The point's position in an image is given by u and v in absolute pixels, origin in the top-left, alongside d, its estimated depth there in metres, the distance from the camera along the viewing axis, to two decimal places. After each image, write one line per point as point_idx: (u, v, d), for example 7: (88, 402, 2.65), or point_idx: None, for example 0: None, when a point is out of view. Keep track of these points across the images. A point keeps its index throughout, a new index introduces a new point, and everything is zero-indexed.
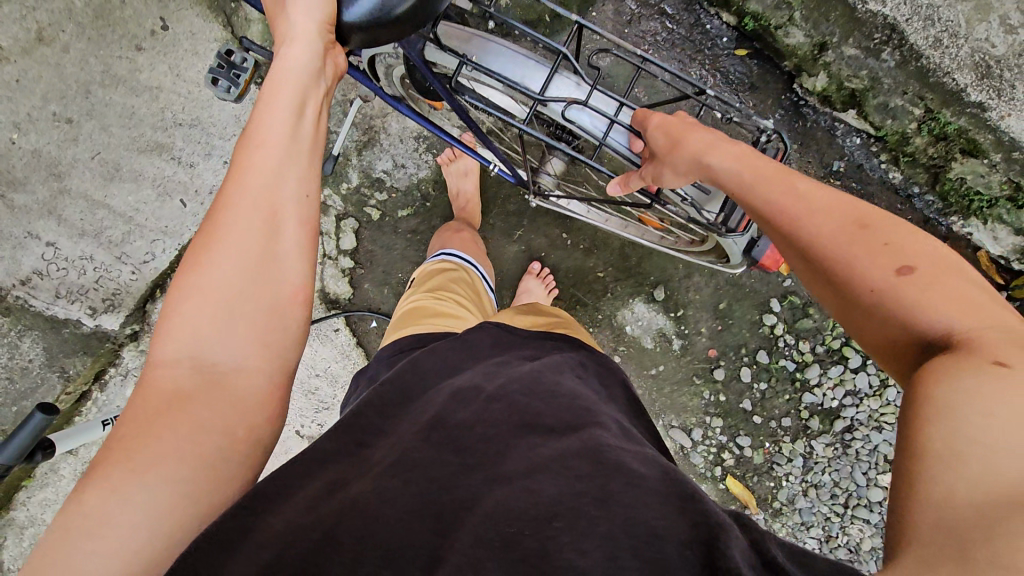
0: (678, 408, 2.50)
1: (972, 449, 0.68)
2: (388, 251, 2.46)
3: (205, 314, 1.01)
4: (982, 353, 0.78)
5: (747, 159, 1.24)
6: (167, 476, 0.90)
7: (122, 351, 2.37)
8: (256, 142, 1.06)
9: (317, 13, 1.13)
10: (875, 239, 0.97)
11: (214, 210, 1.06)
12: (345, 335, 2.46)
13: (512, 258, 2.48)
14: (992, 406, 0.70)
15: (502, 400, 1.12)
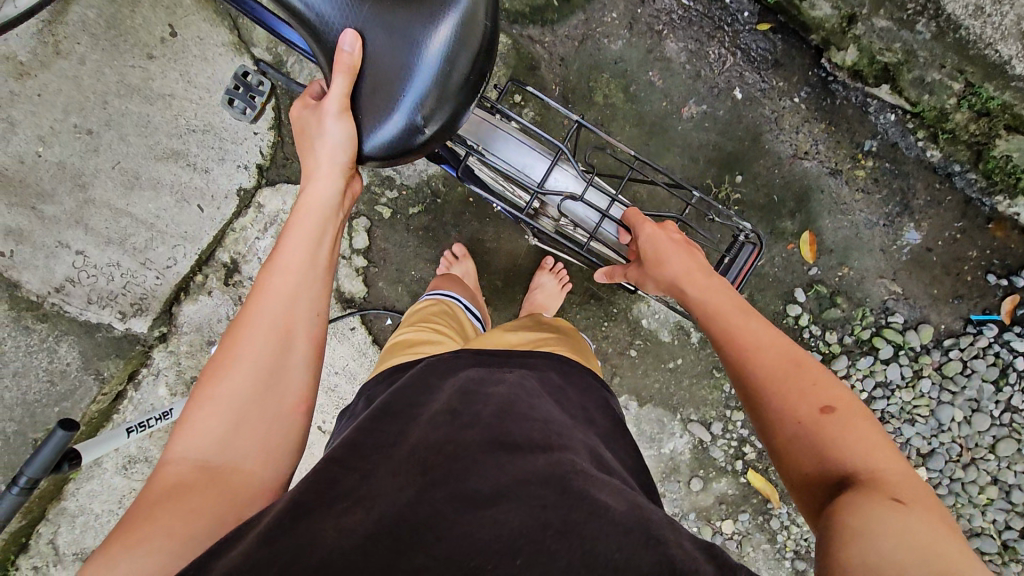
0: (698, 402, 2.43)
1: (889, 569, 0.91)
2: (400, 249, 2.46)
3: (220, 411, 1.24)
4: (887, 493, 1.04)
5: (716, 294, 1.52)
6: (154, 544, 1.06)
7: (152, 353, 2.45)
8: (279, 271, 1.37)
9: (340, 154, 1.45)
10: (803, 382, 1.25)
11: (237, 328, 1.33)
12: (360, 333, 2.49)
13: (525, 253, 2.46)
14: (891, 537, 0.95)
15: (478, 425, 1.28)
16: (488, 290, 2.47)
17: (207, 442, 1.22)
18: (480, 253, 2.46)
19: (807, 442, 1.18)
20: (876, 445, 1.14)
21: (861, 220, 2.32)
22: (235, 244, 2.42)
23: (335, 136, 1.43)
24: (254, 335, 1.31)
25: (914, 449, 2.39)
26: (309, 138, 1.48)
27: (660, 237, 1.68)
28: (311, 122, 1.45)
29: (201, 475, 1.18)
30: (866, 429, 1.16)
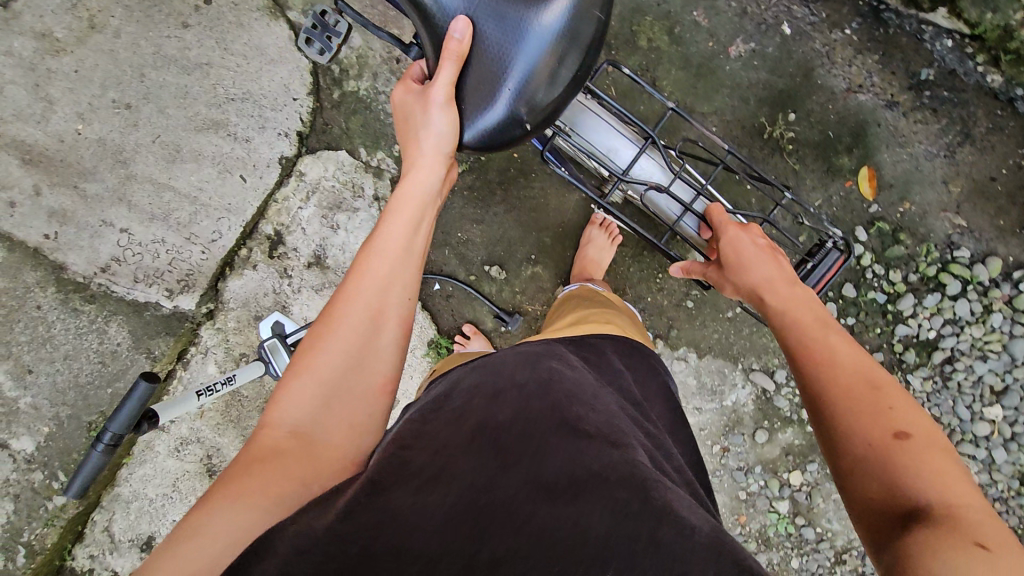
0: (759, 350, 2.37)
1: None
2: (445, 212, 2.41)
3: (314, 388, 1.17)
4: (964, 529, 0.97)
5: (795, 304, 1.48)
6: (246, 512, 0.99)
7: (201, 330, 2.41)
8: (383, 256, 1.30)
9: (444, 142, 1.42)
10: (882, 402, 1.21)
11: (334, 303, 1.27)
12: None
13: (573, 208, 2.40)
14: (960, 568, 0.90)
15: (550, 403, 1.17)
16: (537, 249, 2.41)
17: (301, 415, 1.15)
18: (527, 211, 2.40)
19: (879, 468, 1.12)
20: (952, 476, 1.07)
21: (920, 152, 2.24)
22: (278, 215, 2.38)
23: (439, 129, 1.40)
24: (357, 317, 1.23)
25: (988, 387, 2.29)
26: (415, 119, 1.43)
27: (739, 240, 1.64)
28: (416, 113, 1.42)
29: (294, 449, 1.11)
30: (945, 461, 1.09)
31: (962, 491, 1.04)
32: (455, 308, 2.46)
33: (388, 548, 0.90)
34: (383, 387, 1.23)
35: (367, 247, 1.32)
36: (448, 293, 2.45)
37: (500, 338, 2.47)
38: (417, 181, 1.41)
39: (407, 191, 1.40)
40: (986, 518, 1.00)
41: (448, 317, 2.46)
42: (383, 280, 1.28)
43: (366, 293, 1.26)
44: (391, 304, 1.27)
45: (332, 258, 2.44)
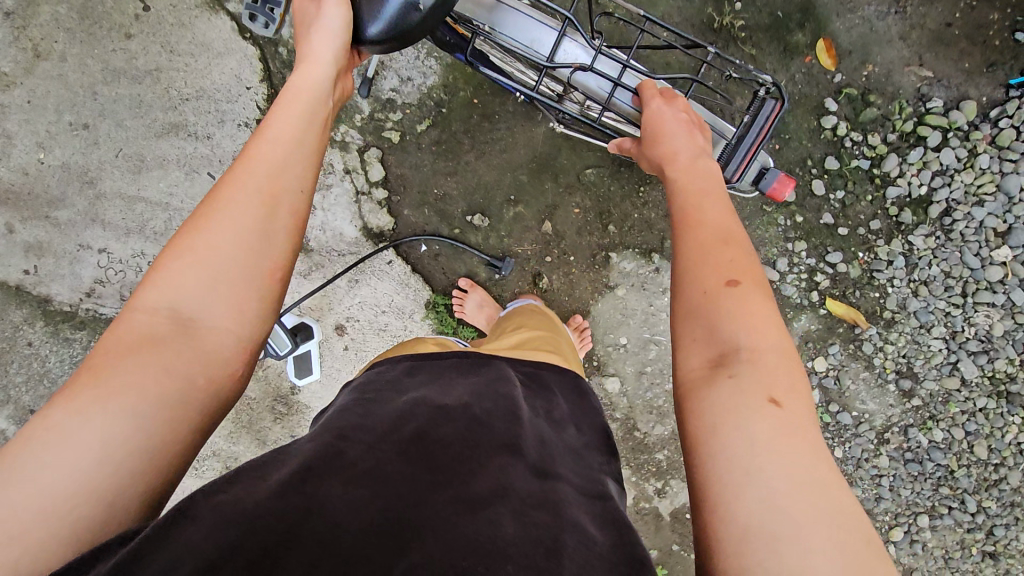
0: (757, 243, 2.30)
1: (760, 459, 0.92)
2: (418, 171, 2.39)
3: (198, 270, 1.07)
4: (765, 386, 1.01)
5: (689, 172, 1.42)
6: (125, 408, 0.92)
7: None
8: (274, 140, 1.20)
9: (333, 44, 1.37)
10: (732, 253, 1.19)
11: (218, 184, 1.16)
12: (400, 265, 2.41)
13: (543, 140, 2.36)
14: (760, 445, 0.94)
15: (486, 424, 1.14)
16: (516, 189, 2.37)
17: (180, 297, 1.05)
18: (499, 153, 2.37)
19: (705, 312, 1.12)
20: (764, 326, 1.08)
21: (872, 14, 2.22)
22: None
23: (332, 24, 1.38)
24: (246, 196, 1.13)
25: (992, 231, 2.25)
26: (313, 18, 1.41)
27: (663, 113, 1.55)
28: (312, 12, 1.41)
29: (166, 332, 1.02)
30: (762, 308, 1.10)
31: (778, 348, 1.06)
32: (446, 266, 2.43)
33: (316, 535, 0.86)
34: (273, 270, 1.13)
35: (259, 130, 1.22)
36: (435, 252, 2.43)
37: (496, 286, 2.44)
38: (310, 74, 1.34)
39: (298, 82, 1.32)
40: (794, 373, 1.04)
41: (441, 276, 2.44)
42: (273, 164, 1.17)
43: (256, 175, 1.15)
44: (285, 189, 1.17)
45: (314, 240, 2.39)
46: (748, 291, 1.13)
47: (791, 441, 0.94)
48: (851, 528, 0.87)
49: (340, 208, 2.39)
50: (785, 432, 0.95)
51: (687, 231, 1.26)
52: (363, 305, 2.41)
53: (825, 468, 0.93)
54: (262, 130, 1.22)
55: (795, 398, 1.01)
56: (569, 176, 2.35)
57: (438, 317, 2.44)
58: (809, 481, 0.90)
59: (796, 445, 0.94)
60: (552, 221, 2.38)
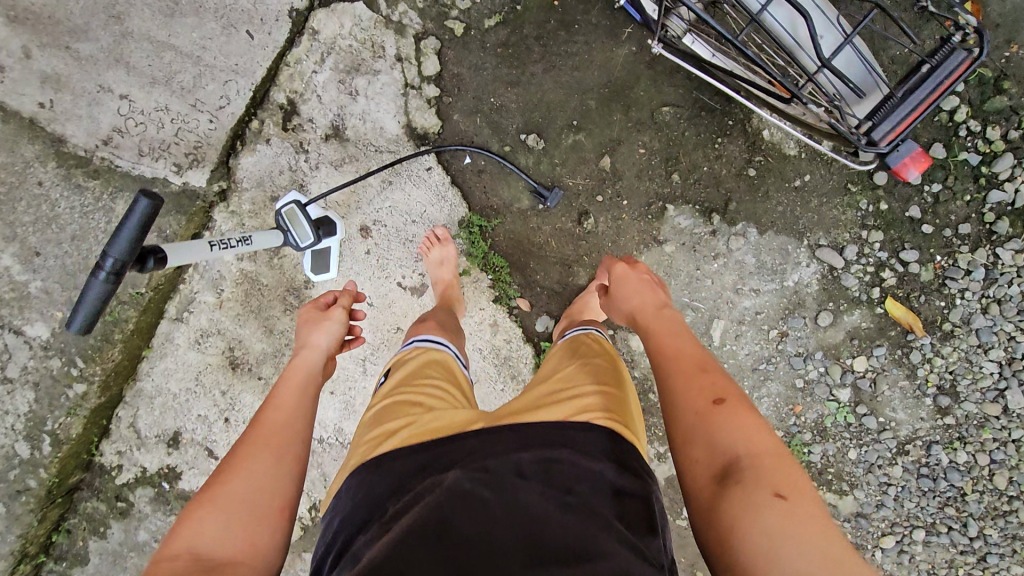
0: (829, 224, 2.10)
1: (777, 558, 0.99)
2: (477, 73, 2.15)
3: (220, 518, 1.18)
4: (767, 485, 1.08)
5: (660, 314, 1.52)
6: None
7: (214, 213, 2.21)
8: (275, 442, 1.35)
9: (327, 339, 1.68)
10: (703, 377, 1.29)
11: (232, 457, 1.32)
12: (440, 175, 2.22)
13: (621, 63, 2.09)
14: (779, 539, 1.01)
15: (506, 516, 1.06)
16: (581, 113, 2.13)
17: (203, 540, 1.15)
18: (569, 68, 2.12)
19: (695, 430, 1.20)
20: (753, 430, 1.17)
21: None
22: (291, 81, 2.16)
23: (329, 337, 1.69)
24: (261, 495, 1.25)
25: None
26: (313, 344, 1.66)
27: (630, 275, 1.66)
28: (306, 330, 1.70)
29: (192, 570, 1.09)
30: (748, 416, 1.19)
31: (764, 446, 1.15)
32: (489, 185, 2.22)
33: None
34: (280, 504, 1.26)
35: (258, 435, 1.36)
36: (479, 168, 2.21)
37: (536, 217, 2.23)
38: (309, 361, 1.62)
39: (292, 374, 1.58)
40: (781, 463, 1.13)
41: (481, 195, 2.23)
42: (275, 444, 1.35)
43: (260, 470, 1.28)
44: (285, 436, 1.38)
45: (351, 129, 2.19)
46: (732, 405, 1.21)
47: (793, 528, 1.02)
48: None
49: (386, 99, 2.18)
50: (787, 524, 1.02)
51: (663, 365, 1.36)
52: (392, 210, 2.24)
53: (833, 541, 1.01)
54: (261, 423, 1.40)
55: (798, 491, 1.08)
56: (643, 110, 2.10)
57: (472, 240, 2.24)
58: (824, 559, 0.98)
59: (800, 530, 1.02)
60: (612, 156, 2.14)
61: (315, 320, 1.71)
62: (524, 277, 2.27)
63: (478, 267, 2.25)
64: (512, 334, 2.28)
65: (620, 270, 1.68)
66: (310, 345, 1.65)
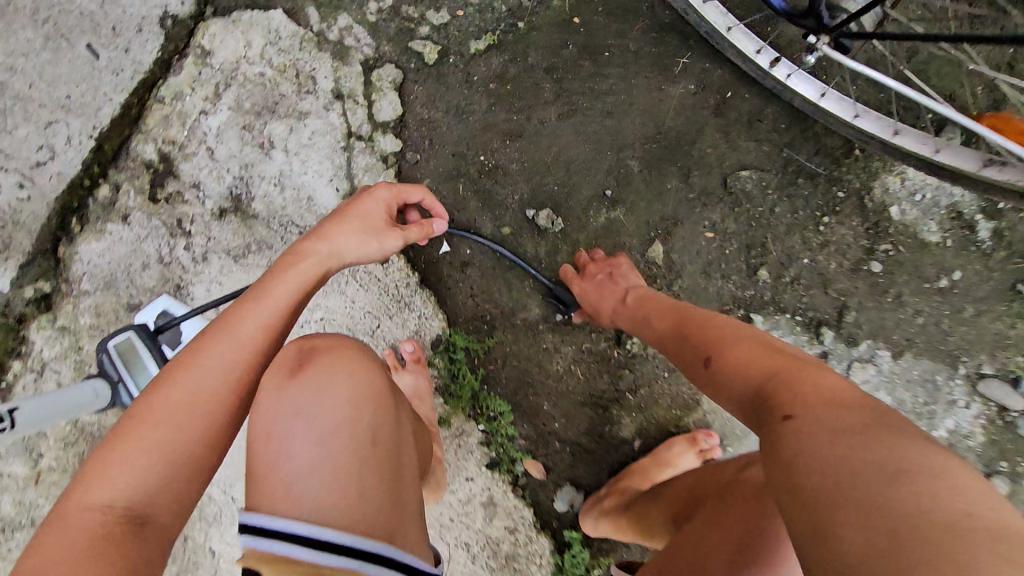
0: (992, 343, 1.40)
1: (816, 522, 0.57)
2: (459, 119, 1.43)
3: (150, 462, 0.72)
4: (777, 403, 0.70)
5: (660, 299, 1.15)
6: None
7: (27, 330, 1.36)
8: (238, 348, 0.84)
9: (367, 247, 1.04)
10: (714, 326, 0.94)
11: (196, 358, 0.82)
12: (402, 269, 1.42)
13: (674, 109, 1.41)
14: (813, 458, 0.61)
15: None
16: (617, 178, 1.42)
17: (119, 486, 0.70)
18: (598, 115, 1.42)
19: (723, 381, 0.83)
20: (770, 356, 0.79)
21: None
22: (164, 126, 1.39)
23: (351, 249, 1.02)
24: (191, 420, 0.77)
25: None
26: (338, 249, 1.00)
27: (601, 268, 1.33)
28: (328, 223, 1.02)
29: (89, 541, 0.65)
30: (760, 349, 0.81)
31: (802, 377, 0.72)
32: (480, 285, 1.44)
33: None
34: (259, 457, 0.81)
35: (232, 327, 0.85)
36: (464, 261, 1.44)
37: (555, 334, 1.44)
38: (325, 263, 0.98)
39: (309, 265, 0.96)
40: (820, 382, 0.70)
41: (465, 299, 1.44)
42: (241, 355, 0.84)
43: (213, 378, 0.81)
44: (263, 347, 0.86)
45: (262, 200, 1.40)
46: (723, 354, 0.86)
47: (840, 469, 0.59)
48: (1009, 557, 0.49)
49: (317, 155, 1.40)
50: (826, 465, 0.60)
51: (674, 341, 1.00)
52: (325, 323, 1.40)
53: (925, 481, 0.55)
54: (246, 312, 0.87)
55: (817, 399, 0.67)
56: (709, 175, 1.40)
57: (454, 370, 1.43)
58: (905, 511, 0.54)
59: (853, 467, 0.58)
60: (667, 243, 1.42)
61: (360, 223, 1.04)
62: (533, 426, 1.43)
63: (463, 412, 1.43)
64: (518, 522, 1.42)
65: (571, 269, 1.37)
66: (332, 244, 1.00)
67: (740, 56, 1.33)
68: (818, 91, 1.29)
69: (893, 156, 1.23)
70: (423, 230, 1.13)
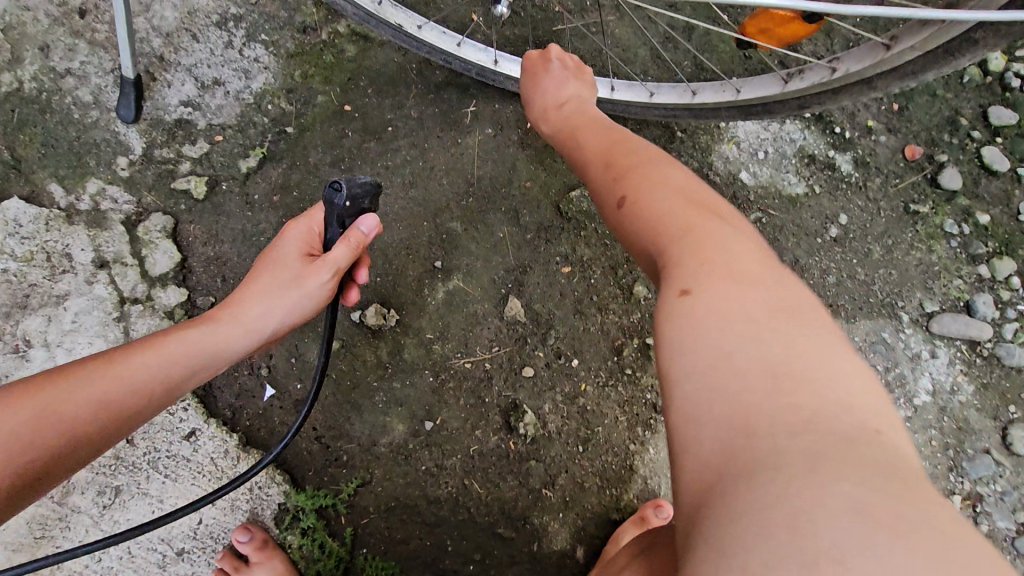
0: (919, 276, 1.20)
1: (693, 435, 0.50)
2: (250, 245, 1.23)
3: None
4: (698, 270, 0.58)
5: (613, 139, 0.81)
6: None
7: None
8: (53, 408, 0.69)
9: (277, 321, 0.88)
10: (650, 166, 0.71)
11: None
12: (216, 436, 1.11)
13: (478, 157, 1.27)
14: (700, 343, 0.53)
15: None
16: (443, 246, 1.22)
17: None
18: (401, 188, 1.25)
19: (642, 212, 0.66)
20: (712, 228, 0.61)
21: None
22: None
23: (262, 322, 0.87)
24: None
25: None
26: (248, 322, 0.86)
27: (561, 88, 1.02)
28: (262, 280, 0.88)
29: None
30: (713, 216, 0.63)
31: (733, 257, 0.59)
32: (323, 422, 1.14)
33: None
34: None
35: (49, 390, 0.70)
36: (296, 399, 1.15)
37: (431, 450, 1.14)
38: (228, 339, 0.84)
39: (197, 337, 0.82)
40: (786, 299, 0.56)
41: (308, 446, 1.13)
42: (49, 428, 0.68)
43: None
44: (98, 413, 0.72)
45: None
46: (660, 194, 0.66)
47: (745, 376, 0.50)
48: (896, 535, 0.39)
49: (88, 338, 1.15)
50: (722, 357, 0.52)
51: (611, 161, 0.77)
52: (133, 544, 1.06)
53: (839, 420, 0.47)
54: (89, 372, 0.74)
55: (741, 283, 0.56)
56: (540, 209, 1.25)
57: (313, 545, 1.10)
58: (795, 444, 0.45)
59: (763, 382, 0.50)
60: (523, 294, 1.20)
61: (276, 287, 0.87)
62: None
63: None
64: None
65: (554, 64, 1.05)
66: (239, 322, 0.86)
67: (521, 84, 1.24)
68: (607, 86, 1.16)
69: (705, 119, 1.10)
70: (350, 244, 0.84)
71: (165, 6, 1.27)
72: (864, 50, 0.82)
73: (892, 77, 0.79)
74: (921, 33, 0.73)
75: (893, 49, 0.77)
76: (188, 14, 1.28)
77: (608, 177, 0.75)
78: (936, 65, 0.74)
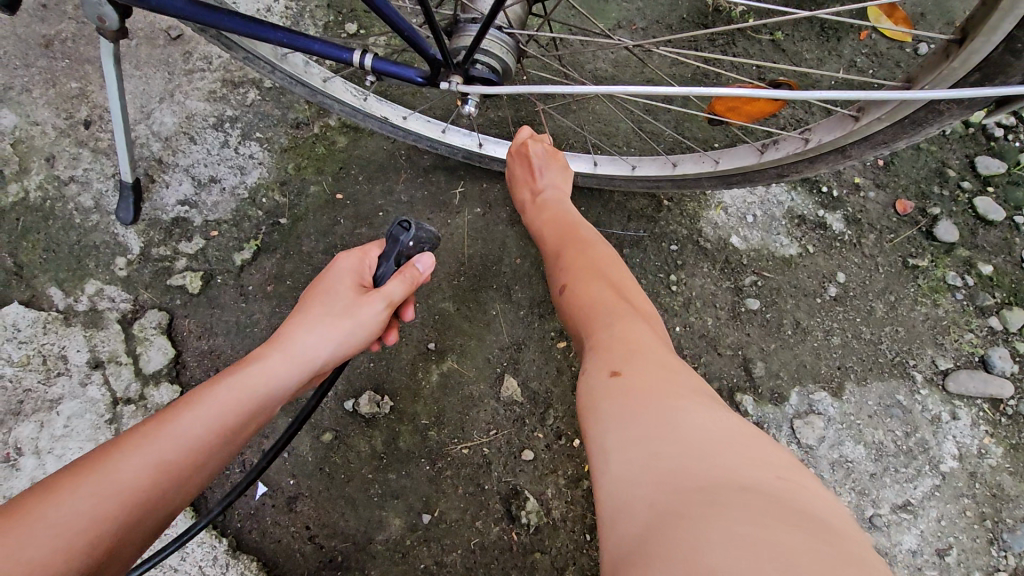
0: (928, 332, 1.15)
1: (617, 490, 0.56)
2: (243, 336, 1.23)
3: None
4: (612, 352, 0.70)
5: (564, 235, 0.96)
6: None
7: None
8: (117, 487, 0.61)
9: (334, 351, 0.83)
10: (586, 261, 0.88)
11: (31, 499, 0.58)
12: (205, 541, 1.06)
13: (468, 237, 1.28)
14: (617, 410, 0.63)
15: None
16: (435, 327, 1.20)
17: None
18: None
19: (576, 303, 0.82)
20: (626, 317, 0.76)
21: None
22: None
23: (321, 353, 0.82)
24: None
25: None
26: (297, 352, 0.80)
27: (543, 171, 1.10)
28: (314, 309, 0.84)
29: None
30: (626, 308, 0.78)
31: (658, 352, 0.70)
32: (317, 520, 1.09)
33: None
34: None
35: (98, 465, 0.62)
36: (289, 496, 1.10)
37: (430, 545, 1.08)
38: (283, 375, 0.78)
39: (255, 382, 0.75)
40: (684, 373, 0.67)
41: (301, 547, 1.08)
42: (106, 505, 0.60)
43: (49, 541, 0.56)
44: (157, 476, 0.64)
45: None
46: (585, 289, 0.82)
47: (656, 436, 0.58)
48: (780, 547, 0.45)
49: (79, 442, 1.14)
50: (636, 423, 0.61)
51: (560, 259, 0.92)
52: None
53: (748, 470, 0.53)
54: (146, 433, 0.65)
55: (643, 359, 0.68)
56: (532, 284, 1.24)
57: None
58: (705, 485, 0.52)
59: (670, 438, 0.57)
60: (519, 373, 1.18)
61: (324, 318, 0.83)
62: None
63: None
64: None
65: (539, 147, 1.12)
66: (289, 354, 0.79)
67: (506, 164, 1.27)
68: (589, 162, 1.18)
69: (687, 188, 1.11)
70: (406, 279, 0.85)
71: (167, 113, 1.34)
72: (834, 120, 0.85)
73: (864, 146, 0.82)
74: (885, 106, 0.76)
75: (862, 119, 0.80)
76: (187, 118, 1.34)
77: (555, 277, 0.90)
78: (904, 134, 0.76)
